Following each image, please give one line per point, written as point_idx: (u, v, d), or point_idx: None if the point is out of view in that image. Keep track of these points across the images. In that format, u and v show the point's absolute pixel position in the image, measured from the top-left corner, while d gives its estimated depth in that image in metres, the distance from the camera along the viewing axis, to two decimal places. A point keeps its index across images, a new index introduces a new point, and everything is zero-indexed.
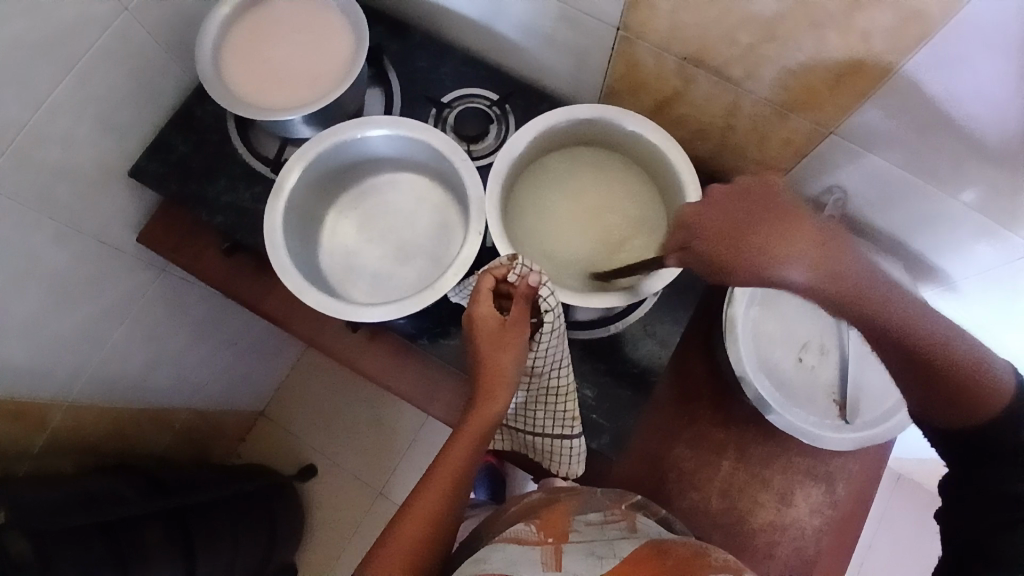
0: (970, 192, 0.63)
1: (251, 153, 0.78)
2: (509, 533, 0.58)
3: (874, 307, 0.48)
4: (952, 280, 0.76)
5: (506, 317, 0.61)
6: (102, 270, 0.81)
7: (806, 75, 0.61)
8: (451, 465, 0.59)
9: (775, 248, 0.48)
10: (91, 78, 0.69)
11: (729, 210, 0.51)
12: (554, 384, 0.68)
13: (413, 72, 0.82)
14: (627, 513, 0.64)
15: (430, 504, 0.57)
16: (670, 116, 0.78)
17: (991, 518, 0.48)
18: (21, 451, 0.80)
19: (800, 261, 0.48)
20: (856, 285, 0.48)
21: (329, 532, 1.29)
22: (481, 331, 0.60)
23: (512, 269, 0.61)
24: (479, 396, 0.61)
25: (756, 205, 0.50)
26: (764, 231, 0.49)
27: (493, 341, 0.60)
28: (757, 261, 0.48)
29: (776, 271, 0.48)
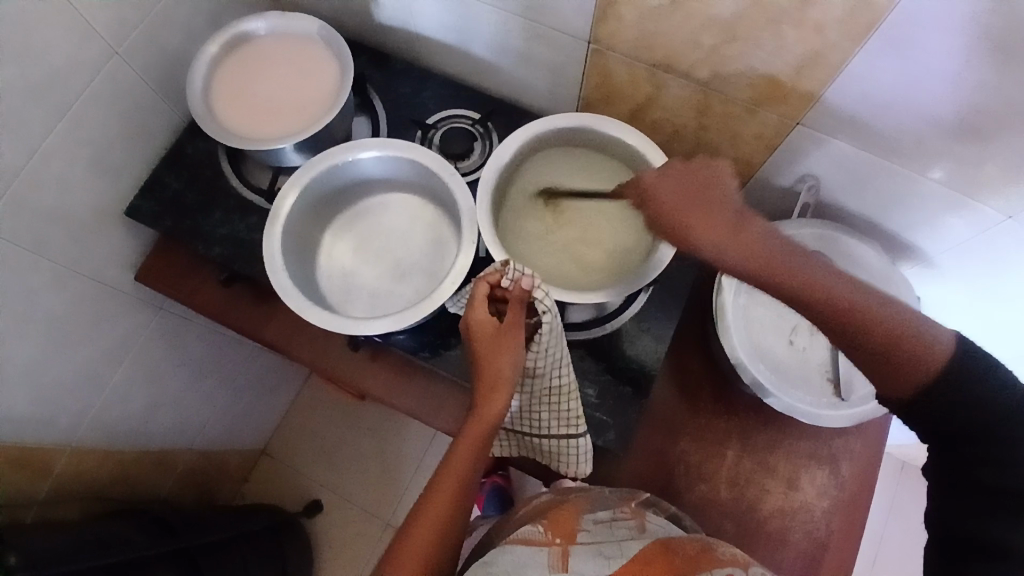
0: (938, 169, 0.67)
1: (244, 184, 0.80)
2: (517, 535, 0.58)
3: (790, 274, 0.51)
4: (930, 257, 0.79)
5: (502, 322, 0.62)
6: (101, 310, 0.82)
7: (768, 70, 0.65)
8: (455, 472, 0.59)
9: (691, 223, 0.54)
10: (85, 122, 0.71)
11: (671, 188, 0.57)
12: (556, 383, 0.69)
13: (397, 98, 0.86)
14: (636, 511, 0.64)
15: (441, 510, 0.57)
16: (645, 121, 0.81)
17: (977, 507, 0.48)
18: (25, 498, 0.80)
19: (714, 234, 0.53)
20: (771, 256, 0.52)
21: (339, 569, 1.27)
22: (479, 337, 0.61)
23: (505, 274, 0.62)
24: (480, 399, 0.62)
25: (695, 184, 0.56)
26: (690, 210, 0.55)
27: (491, 345, 0.61)
28: (677, 234, 0.55)
29: (692, 243, 0.54)
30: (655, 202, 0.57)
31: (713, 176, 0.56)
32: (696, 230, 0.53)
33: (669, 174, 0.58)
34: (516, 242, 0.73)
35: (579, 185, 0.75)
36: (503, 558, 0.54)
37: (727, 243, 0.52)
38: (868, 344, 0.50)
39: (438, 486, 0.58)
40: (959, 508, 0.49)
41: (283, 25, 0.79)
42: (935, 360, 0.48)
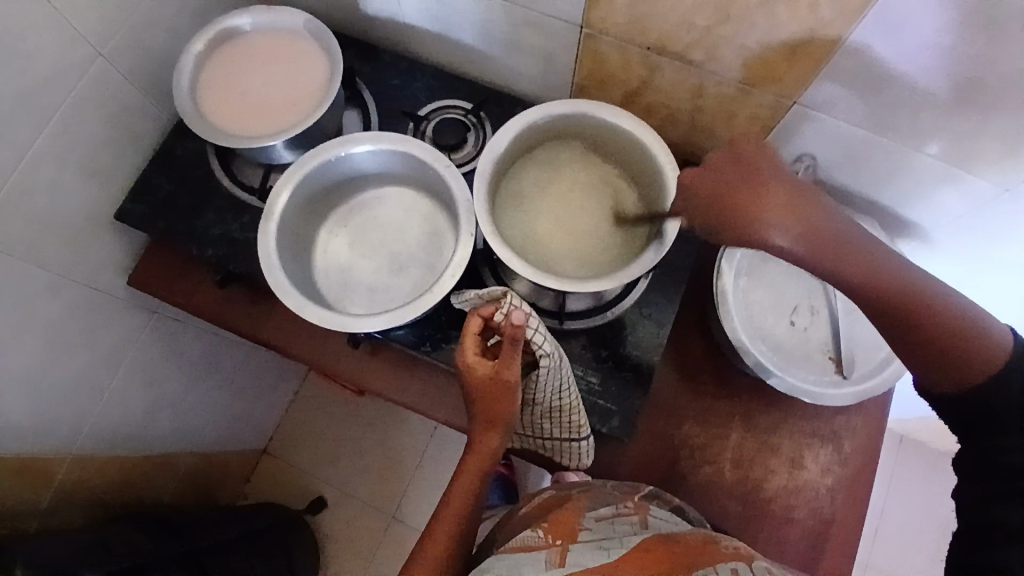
0: (934, 144, 0.67)
1: (235, 183, 0.79)
2: (514, 540, 0.56)
3: (859, 268, 0.48)
4: (927, 232, 0.79)
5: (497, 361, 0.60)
6: (96, 316, 0.81)
7: (763, 50, 0.65)
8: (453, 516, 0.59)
9: (761, 213, 0.47)
10: (71, 125, 0.70)
11: (718, 179, 0.51)
12: (563, 403, 0.68)
13: (387, 90, 0.84)
14: (639, 506, 0.62)
15: (444, 539, 0.58)
16: (639, 106, 0.80)
17: (986, 486, 0.49)
18: (28, 508, 0.79)
19: (784, 223, 0.47)
20: (840, 245, 0.47)
21: (345, 564, 1.27)
22: (473, 378, 0.60)
23: (500, 308, 0.60)
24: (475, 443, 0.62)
25: (743, 171, 0.50)
26: (751, 197, 0.48)
27: (486, 389, 0.60)
28: (746, 226, 0.48)
29: (763, 233, 0.47)
30: (704, 194, 0.51)
31: (757, 161, 0.51)
32: (769, 221, 0.47)
33: (710, 169, 0.53)
34: (498, 209, 0.73)
35: (579, 177, 0.76)
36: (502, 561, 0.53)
37: (800, 233, 0.46)
38: (930, 341, 0.49)
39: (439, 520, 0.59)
40: (981, 494, 0.49)
41: (269, 19, 0.77)
42: (994, 358, 0.49)
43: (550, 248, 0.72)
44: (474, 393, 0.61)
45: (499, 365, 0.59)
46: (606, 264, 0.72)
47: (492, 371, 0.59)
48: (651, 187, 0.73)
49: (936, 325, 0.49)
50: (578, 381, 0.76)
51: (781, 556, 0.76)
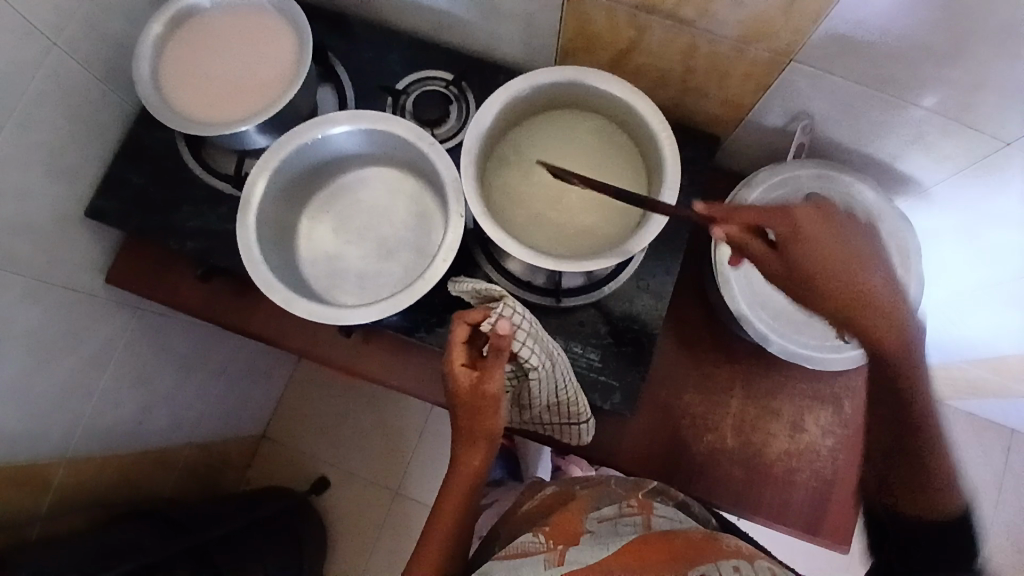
0: (932, 97, 0.64)
1: (209, 172, 0.75)
2: (515, 545, 0.57)
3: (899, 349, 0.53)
4: (924, 185, 0.77)
5: (481, 371, 0.59)
6: (78, 319, 0.79)
7: (758, 5, 0.60)
8: (447, 520, 0.62)
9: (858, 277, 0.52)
10: (29, 124, 0.66)
11: (818, 233, 0.52)
12: (560, 394, 0.67)
13: (361, 64, 0.80)
14: (643, 503, 0.61)
15: (437, 543, 0.61)
16: (628, 68, 0.76)
17: None
18: (28, 515, 0.78)
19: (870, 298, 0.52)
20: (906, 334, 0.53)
21: (352, 541, 1.29)
22: (459, 390, 0.59)
23: (486, 317, 0.58)
24: (463, 453, 0.62)
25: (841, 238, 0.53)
26: (843, 264, 0.52)
27: (472, 402, 0.59)
28: (839, 284, 0.52)
29: (852, 295, 0.52)
30: (810, 244, 0.52)
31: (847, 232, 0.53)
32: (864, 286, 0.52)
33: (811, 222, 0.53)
34: (489, 179, 0.71)
35: (573, 145, 0.72)
36: (501, 561, 0.55)
37: (881, 312, 0.53)
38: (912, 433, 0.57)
39: (434, 523, 0.62)
40: None
41: None
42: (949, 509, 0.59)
43: (545, 224, 0.70)
44: (461, 403, 0.60)
45: (482, 376, 0.58)
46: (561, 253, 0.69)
47: (476, 382, 0.58)
48: (647, 156, 0.70)
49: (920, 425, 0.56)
50: (578, 359, 0.74)
51: (784, 518, 0.77)
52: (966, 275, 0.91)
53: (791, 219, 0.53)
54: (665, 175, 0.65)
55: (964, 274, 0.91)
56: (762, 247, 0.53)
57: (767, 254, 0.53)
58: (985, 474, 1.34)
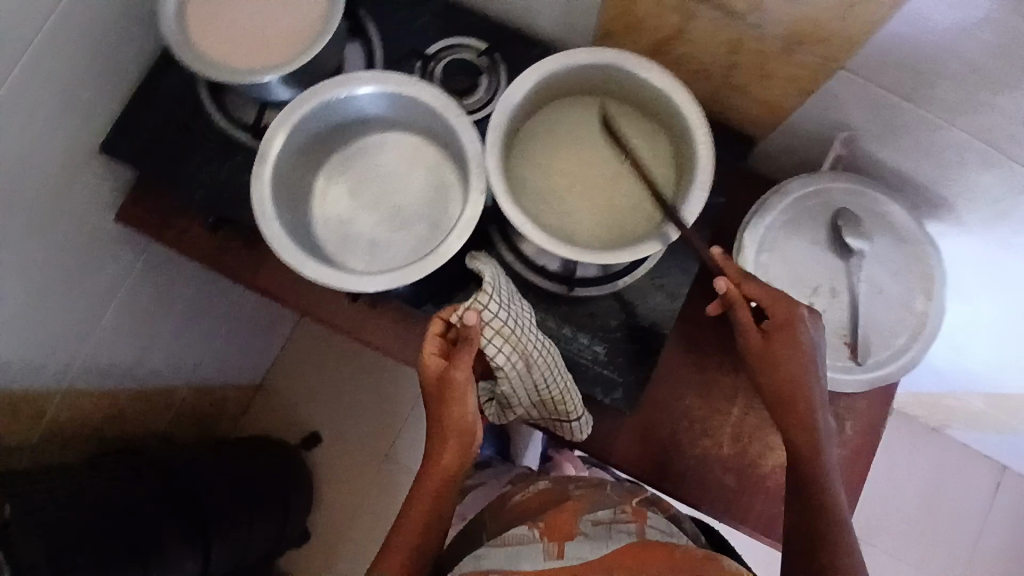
0: (980, 123, 0.61)
1: (228, 120, 0.73)
2: (509, 537, 0.57)
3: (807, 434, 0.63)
4: (959, 213, 0.74)
5: (450, 361, 0.60)
6: (83, 255, 0.78)
7: (814, 6, 0.57)
8: (419, 508, 0.62)
9: (795, 366, 0.63)
10: (47, 54, 0.64)
11: (786, 330, 0.63)
12: (553, 387, 0.68)
13: (393, 23, 0.77)
14: (638, 510, 0.59)
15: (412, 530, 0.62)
16: (668, 56, 0.72)
17: None
18: (19, 443, 0.80)
19: (793, 385, 0.63)
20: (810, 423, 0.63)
21: (338, 499, 1.30)
22: (429, 379, 0.61)
23: (456, 310, 0.59)
24: (434, 443, 0.63)
25: (799, 340, 0.62)
26: (788, 356, 0.63)
27: (439, 393, 0.61)
28: (773, 362, 0.63)
29: (777, 375, 0.63)
30: (776, 328, 0.63)
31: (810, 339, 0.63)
32: (795, 375, 0.63)
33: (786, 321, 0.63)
34: (511, 156, 0.69)
35: (604, 132, 0.70)
36: (498, 551, 0.56)
37: (798, 397, 0.63)
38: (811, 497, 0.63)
39: (410, 511, 0.63)
40: None
41: None
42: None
43: (568, 211, 0.68)
44: (431, 394, 0.61)
45: (450, 366, 0.59)
46: (570, 239, 0.67)
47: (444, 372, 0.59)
48: (680, 151, 0.67)
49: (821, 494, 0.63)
50: (584, 350, 0.73)
51: (772, 531, 0.76)
52: (987, 308, 0.88)
53: (787, 312, 0.63)
54: (697, 173, 0.63)
55: (985, 307, 0.88)
56: (748, 317, 0.63)
57: (748, 323, 0.63)
58: (974, 505, 1.34)
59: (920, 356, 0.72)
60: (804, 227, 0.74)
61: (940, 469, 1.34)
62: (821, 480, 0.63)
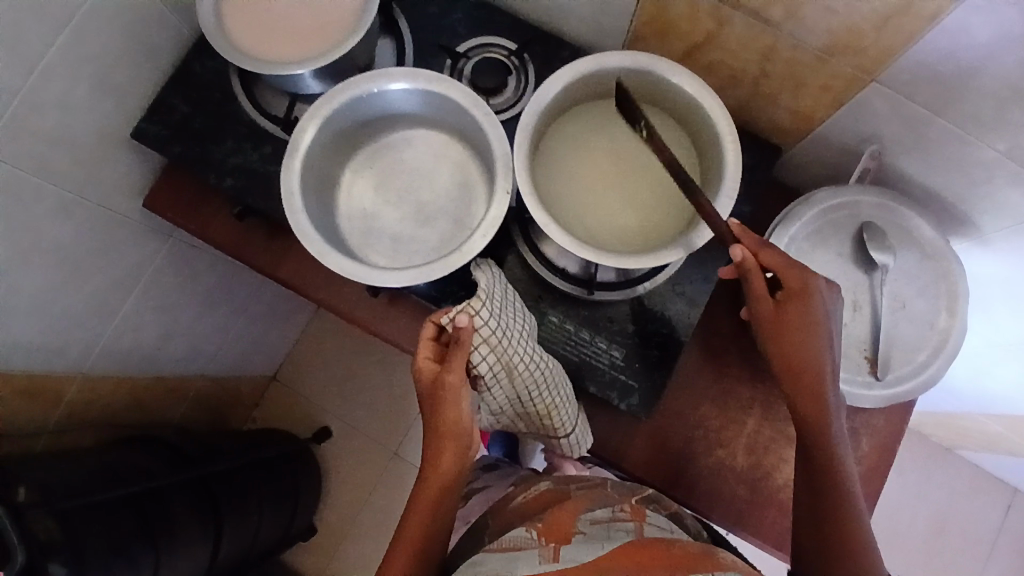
0: (1013, 142, 0.60)
1: (258, 110, 0.74)
2: (507, 540, 0.56)
3: (818, 416, 0.62)
4: (985, 232, 0.73)
5: (442, 363, 0.61)
6: (108, 238, 0.79)
7: (851, 16, 0.56)
8: (421, 517, 0.61)
9: (804, 340, 0.61)
10: (84, 36, 0.65)
11: (797, 306, 0.61)
12: (543, 405, 0.70)
13: (424, 20, 0.78)
14: (637, 510, 0.61)
15: (413, 538, 0.60)
16: (698, 62, 0.72)
17: None
18: (37, 425, 0.81)
19: (802, 360, 0.61)
20: (819, 400, 0.61)
21: (345, 493, 1.31)
22: (423, 383, 0.62)
23: (448, 312, 0.60)
24: (432, 449, 0.62)
25: (810, 315, 0.60)
26: (799, 330, 0.61)
27: (434, 395, 0.61)
28: (783, 335, 0.61)
29: (788, 348, 0.61)
30: (788, 300, 0.61)
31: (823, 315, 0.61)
32: (804, 350, 0.61)
33: (798, 296, 0.61)
34: (539, 158, 0.69)
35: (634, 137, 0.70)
36: (495, 556, 0.54)
37: (806, 373, 0.61)
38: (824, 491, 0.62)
39: (410, 520, 0.61)
40: None
41: None
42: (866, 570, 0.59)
43: (593, 214, 0.68)
44: (426, 399, 0.62)
45: (443, 367, 0.60)
46: (596, 242, 0.67)
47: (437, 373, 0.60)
48: (707, 159, 0.67)
49: (835, 485, 0.61)
50: (601, 355, 0.73)
51: (784, 545, 0.76)
52: (1009, 327, 0.87)
53: (800, 284, 0.60)
54: (724, 180, 0.62)
55: (1008, 326, 0.87)
56: (762, 286, 0.61)
57: (761, 292, 0.61)
58: (985, 531, 1.32)
59: (941, 374, 0.72)
60: (830, 238, 0.74)
61: (951, 489, 1.33)
62: (836, 476, 0.61)
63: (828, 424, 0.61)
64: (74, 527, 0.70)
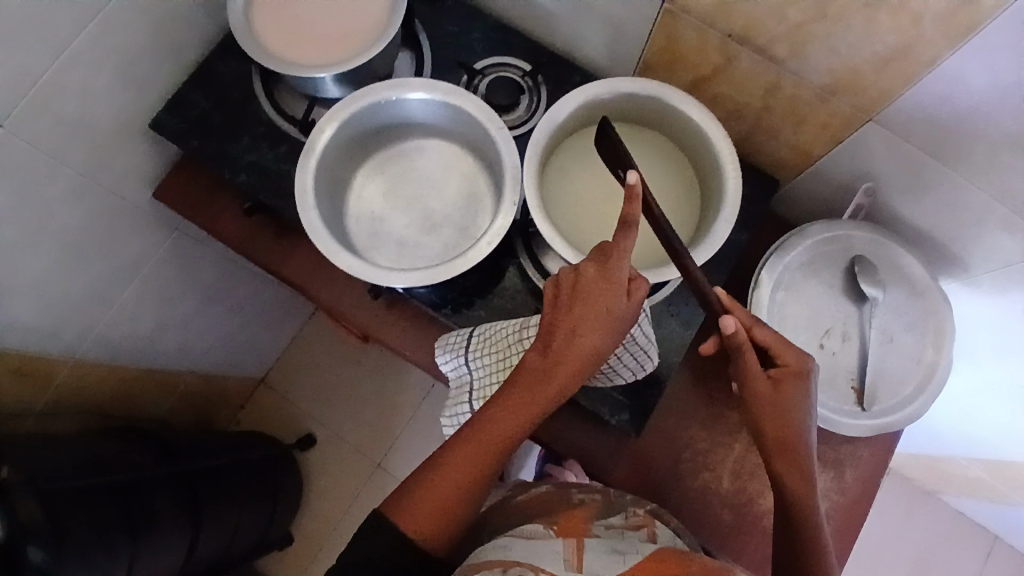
0: (1002, 187, 0.63)
1: (276, 110, 0.76)
2: (524, 531, 0.57)
3: (795, 477, 0.60)
4: (973, 275, 0.76)
5: (618, 293, 0.58)
6: (116, 224, 0.80)
7: (853, 57, 0.60)
8: (501, 434, 0.59)
9: (784, 422, 0.60)
10: (116, 27, 0.67)
11: (777, 389, 0.60)
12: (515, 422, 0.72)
13: (444, 37, 0.81)
14: (647, 519, 0.62)
15: (475, 455, 0.58)
16: (704, 95, 0.75)
17: None
18: (25, 406, 0.81)
19: (779, 433, 0.60)
20: (797, 464, 0.60)
21: (324, 502, 1.29)
22: (582, 292, 0.58)
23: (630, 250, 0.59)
24: (556, 374, 0.58)
25: (795, 398, 0.60)
26: (784, 407, 0.59)
27: (587, 321, 0.57)
28: (760, 410, 0.60)
29: (764, 422, 0.60)
30: (768, 378, 0.60)
31: (804, 398, 0.60)
32: (786, 428, 0.60)
33: (784, 382, 0.60)
34: (546, 175, 0.72)
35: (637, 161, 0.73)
36: (519, 543, 0.54)
37: (783, 447, 0.60)
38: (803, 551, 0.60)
39: (485, 436, 0.59)
40: None
41: None
42: None
43: (590, 231, 0.70)
44: (573, 323, 0.58)
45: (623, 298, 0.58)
46: None
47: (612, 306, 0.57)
48: (708, 185, 0.70)
49: (810, 548, 0.60)
50: None
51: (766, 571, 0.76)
52: (994, 370, 0.89)
53: (796, 363, 0.60)
54: (723, 207, 0.65)
55: (991, 368, 0.89)
56: (753, 361, 0.59)
57: (754, 367, 0.59)
58: None
59: (925, 410, 0.74)
60: (822, 271, 0.77)
61: (931, 534, 1.34)
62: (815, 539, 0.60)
63: (813, 498, 0.60)
64: (58, 512, 0.70)
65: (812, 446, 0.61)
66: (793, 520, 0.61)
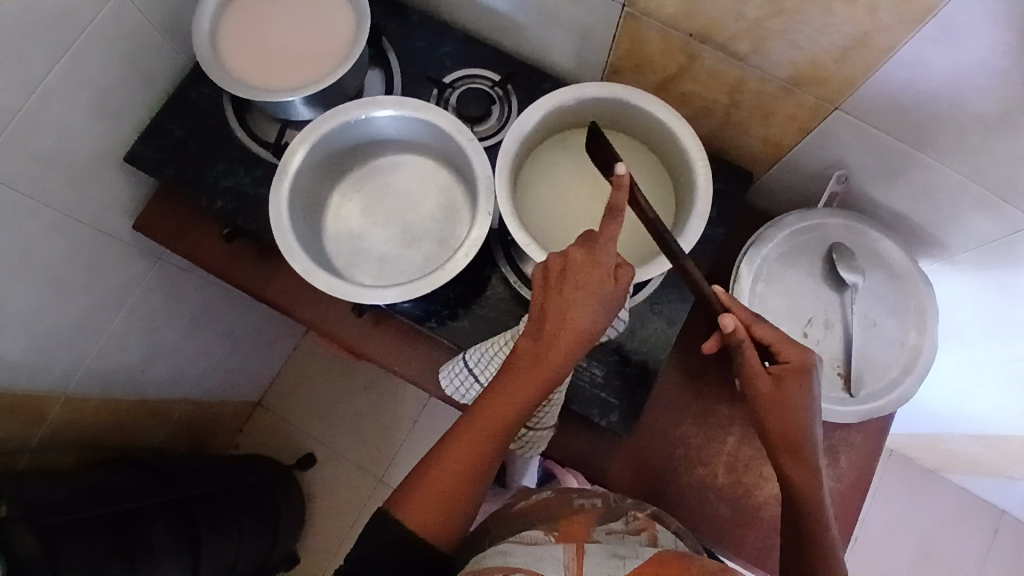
0: (971, 166, 0.64)
1: (250, 136, 0.77)
2: (525, 537, 0.57)
3: (802, 473, 0.61)
4: (952, 254, 0.76)
5: (602, 271, 0.58)
6: (99, 257, 0.81)
7: (813, 48, 0.60)
8: (495, 417, 0.59)
9: (787, 419, 0.60)
10: (85, 63, 0.68)
11: (779, 386, 0.60)
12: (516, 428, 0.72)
13: (412, 53, 0.81)
14: (648, 522, 0.62)
15: (471, 437, 0.60)
16: (672, 94, 0.76)
17: None
18: (20, 443, 0.81)
19: (783, 430, 0.60)
20: (801, 460, 0.61)
21: (327, 520, 1.29)
22: (565, 275, 0.58)
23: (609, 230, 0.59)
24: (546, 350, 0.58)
25: (797, 394, 0.60)
26: (786, 403, 0.60)
27: (571, 299, 0.57)
28: (763, 407, 0.61)
29: (767, 419, 0.61)
30: (773, 373, 0.61)
31: (806, 395, 0.60)
32: (789, 425, 0.60)
33: (787, 381, 0.60)
34: (519, 183, 0.72)
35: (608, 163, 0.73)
36: (521, 548, 0.54)
37: (788, 444, 0.61)
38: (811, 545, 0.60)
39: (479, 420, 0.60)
40: None
41: None
42: None
43: (566, 234, 0.71)
44: (558, 304, 0.58)
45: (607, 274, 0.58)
46: None
47: (595, 282, 0.57)
48: (680, 183, 0.71)
49: (815, 541, 0.60)
50: (581, 372, 0.75)
51: (766, 563, 0.76)
52: (982, 348, 0.89)
53: (800, 359, 0.60)
54: (696, 202, 0.65)
55: (979, 346, 0.89)
56: (756, 359, 0.60)
57: (757, 366, 0.60)
58: (971, 557, 1.32)
59: (912, 392, 0.74)
60: (801, 260, 0.77)
61: (936, 515, 1.33)
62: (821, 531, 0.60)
63: (818, 492, 0.60)
64: (55, 549, 0.70)
65: (816, 442, 0.61)
66: (798, 512, 0.61)
